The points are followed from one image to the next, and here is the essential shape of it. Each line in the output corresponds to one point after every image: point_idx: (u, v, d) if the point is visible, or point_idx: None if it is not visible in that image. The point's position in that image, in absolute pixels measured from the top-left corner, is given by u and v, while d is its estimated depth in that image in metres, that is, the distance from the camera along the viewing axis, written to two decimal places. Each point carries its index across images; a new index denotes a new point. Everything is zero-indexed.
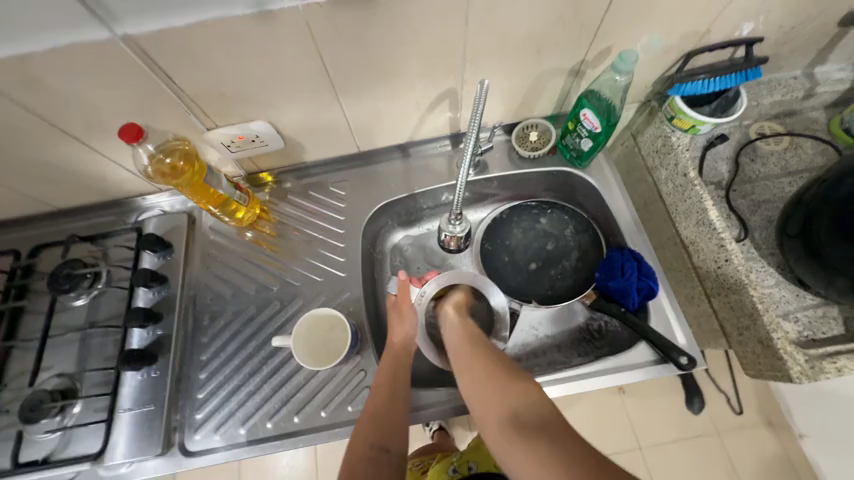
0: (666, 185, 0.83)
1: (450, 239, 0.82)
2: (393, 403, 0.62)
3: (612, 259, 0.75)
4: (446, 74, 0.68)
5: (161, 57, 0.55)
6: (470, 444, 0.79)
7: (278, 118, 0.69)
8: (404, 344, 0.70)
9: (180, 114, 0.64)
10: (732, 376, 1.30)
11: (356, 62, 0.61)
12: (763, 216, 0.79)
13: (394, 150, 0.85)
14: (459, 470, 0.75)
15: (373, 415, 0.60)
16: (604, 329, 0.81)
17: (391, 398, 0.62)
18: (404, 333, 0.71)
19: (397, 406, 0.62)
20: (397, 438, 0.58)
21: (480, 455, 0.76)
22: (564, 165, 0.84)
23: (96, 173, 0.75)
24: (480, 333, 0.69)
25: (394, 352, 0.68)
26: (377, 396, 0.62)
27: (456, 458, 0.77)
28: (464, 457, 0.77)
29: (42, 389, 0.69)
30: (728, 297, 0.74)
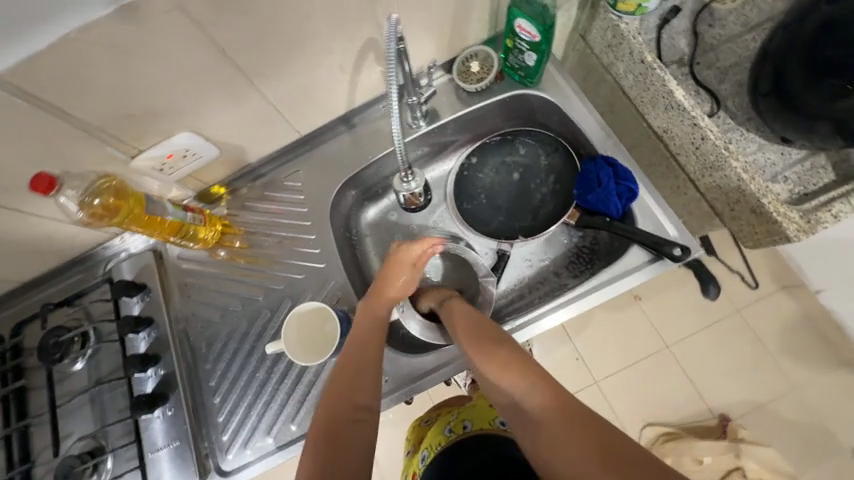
0: (627, 79, 0.77)
1: (411, 198, 0.73)
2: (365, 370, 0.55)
3: (587, 171, 0.72)
4: (359, 23, 0.61)
5: (40, 91, 0.49)
6: (469, 404, 0.72)
7: (200, 124, 0.64)
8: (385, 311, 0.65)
9: (93, 149, 0.59)
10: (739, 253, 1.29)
11: (256, 39, 0.56)
12: (733, 82, 0.74)
13: (338, 124, 0.80)
14: (454, 430, 0.68)
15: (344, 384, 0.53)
16: (596, 245, 0.79)
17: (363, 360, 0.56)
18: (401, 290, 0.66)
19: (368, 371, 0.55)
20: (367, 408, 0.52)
21: (476, 412, 0.68)
22: (516, 88, 0.78)
23: (41, 236, 0.71)
24: (469, 311, 0.64)
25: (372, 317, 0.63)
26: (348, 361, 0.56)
27: (452, 418, 0.70)
28: (461, 416, 0.69)
29: (70, 455, 0.70)
30: (713, 177, 0.71)
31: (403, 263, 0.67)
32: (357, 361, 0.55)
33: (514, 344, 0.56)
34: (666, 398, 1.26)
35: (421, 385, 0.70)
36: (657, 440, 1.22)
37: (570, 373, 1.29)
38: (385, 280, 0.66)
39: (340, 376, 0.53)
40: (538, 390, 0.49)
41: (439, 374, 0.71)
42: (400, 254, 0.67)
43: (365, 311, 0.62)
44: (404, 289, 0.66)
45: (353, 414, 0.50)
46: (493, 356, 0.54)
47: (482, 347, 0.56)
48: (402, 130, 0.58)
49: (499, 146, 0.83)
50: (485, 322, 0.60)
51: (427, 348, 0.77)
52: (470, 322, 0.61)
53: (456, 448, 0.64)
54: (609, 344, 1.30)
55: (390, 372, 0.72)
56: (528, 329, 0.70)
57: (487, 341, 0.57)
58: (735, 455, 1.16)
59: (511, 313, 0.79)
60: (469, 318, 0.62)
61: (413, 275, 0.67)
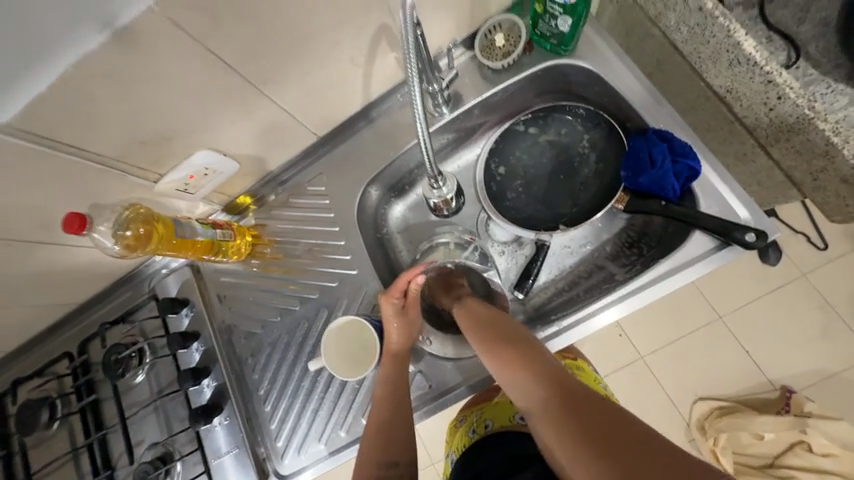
0: (679, 33, 0.66)
1: (440, 205, 0.69)
2: (398, 412, 0.59)
3: (636, 148, 0.65)
4: (367, 9, 0.55)
5: (55, 130, 0.48)
6: (492, 401, 0.70)
7: (216, 140, 0.62)
8: (403, 344, 0.65)
9: (119, 179, 0.59)
10: (809, 213, 1.15)
11: (258, 44, 0.51)
12: (817, 20, 0.61)
13: (356, 122, 0.75)
14: (477, 431, 0.67)
15: (378, 427, 0.58)
16: (646, 230, 0.72)
17: (393, 405, 0.60)
18: (405, 334, 0.65)
19: (400, 414, 0.59)
20: (402, 448, 0.57)
21: (496, 410, 0.67)
22: (547, 59, 0.69)
23: (87, 263, 0.74)
24: (481, 312, 0.61)
25: (393, 353, 0.65)
26: (378, 406, 0.60)
27: (475, 419, 0.70)
28: (483, 416, 0.69)
29: (144, 462, 0.76)
30: (791, 142, 0.61)
31: (392, 313, 0.65)
32: (382, 420, 0.58)
33: (524, 341, 0.54)
34: (723, 373, 1.18)
35: (461, 393, 0.68)
36: (710, 416, 1.15)
37: (616, 353, 1.24)
38: (387, 333, 0.66)
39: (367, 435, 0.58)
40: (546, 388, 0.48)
41: (481, 379, 0.68)
42: (385, 307, 0.65)
43: (382, 368, 0.63)
44: (410, 332, 0.66)
45: (381, 470, 0.55)
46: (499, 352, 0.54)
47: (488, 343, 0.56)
48: (427, 124, 0.53)
49: (533, 127, 0.76)
50: (495, 318, 0.59)
51: None
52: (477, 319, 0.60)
53: (477, 450, 0.63)
54: (657, 321, 1.23)
55: (432, 378, 0.70)
56: (575, 330, 0.65)
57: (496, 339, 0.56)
58: (801, 430, 1.08)
59: (555, 309, 0.74)
60: (478, 315, 0.61)
61: (410, 316, 0.66)
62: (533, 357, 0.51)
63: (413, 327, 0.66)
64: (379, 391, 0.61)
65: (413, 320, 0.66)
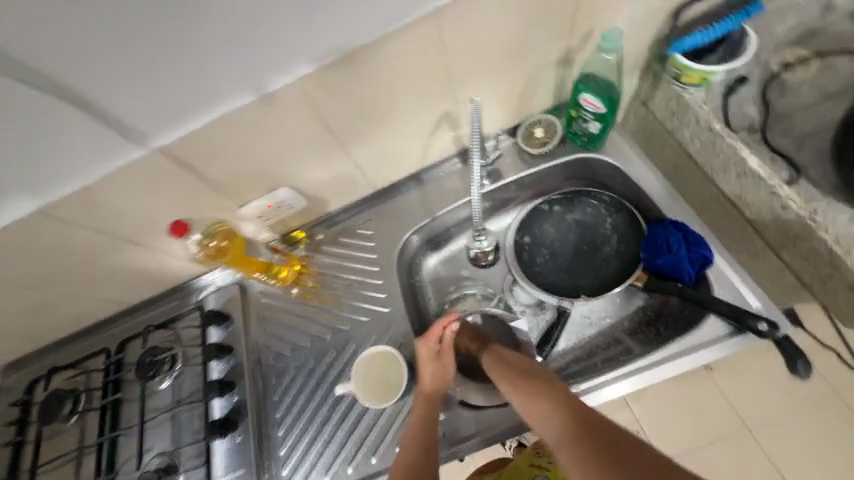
0: (694, 144, 0.78)
1: (479, 255, 0.87)
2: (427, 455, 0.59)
3: (654, 235, 0.72)
4: (440, 99, 0.70)
5: (188, 157, 0.62)
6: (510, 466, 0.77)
7: (297, 180, 0.75)
8: (436, 387, 0.67)
9: (214, 201, 0.71)
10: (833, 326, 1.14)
11: (353, 114, 0.66)
12: (813, 149, 0.72)
13: (409, 182, 0.88)
14: None
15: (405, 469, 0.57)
16: (661, 310, 0.77)
17: (423, 448, 0.59)
18: (439, 376, 0.68)
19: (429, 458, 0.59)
20: None
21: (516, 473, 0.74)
22: (578, 151, 0.82)
23: (157, 268, 0.83)
24: (509, 356, 0.65)
25: (426, 396, 0.66)
26: (408, 446, 0.60)
27: None
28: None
29: (148, 470, 0.77)
30: (798, 248, 0.68)
31: (428, 356, 0.69)
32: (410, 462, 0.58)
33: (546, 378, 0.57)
34: None
35: (473, 445, 0.69)
36: None
37: None
38: (422, 374, 0.68)
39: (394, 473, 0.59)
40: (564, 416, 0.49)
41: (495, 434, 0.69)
42: (422, 349, 0.70)
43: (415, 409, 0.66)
44: (444, 376, 0.68)
45: None
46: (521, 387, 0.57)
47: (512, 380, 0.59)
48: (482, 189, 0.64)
49: (562, 205, 0.86)
50: (520, 360, 0.63)
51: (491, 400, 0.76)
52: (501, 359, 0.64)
53: None
54: (679, 421, 1.16)
55: (447, 426, 0.71)
56: (587, 399, 0.67)
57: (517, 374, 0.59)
58: None
59: (571, 376, 0.76)
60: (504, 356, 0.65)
61: (446, 361, 0.68)
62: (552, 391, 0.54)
63: (447, 371, 0.68)
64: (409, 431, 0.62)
65: (448, 365, 0.69)
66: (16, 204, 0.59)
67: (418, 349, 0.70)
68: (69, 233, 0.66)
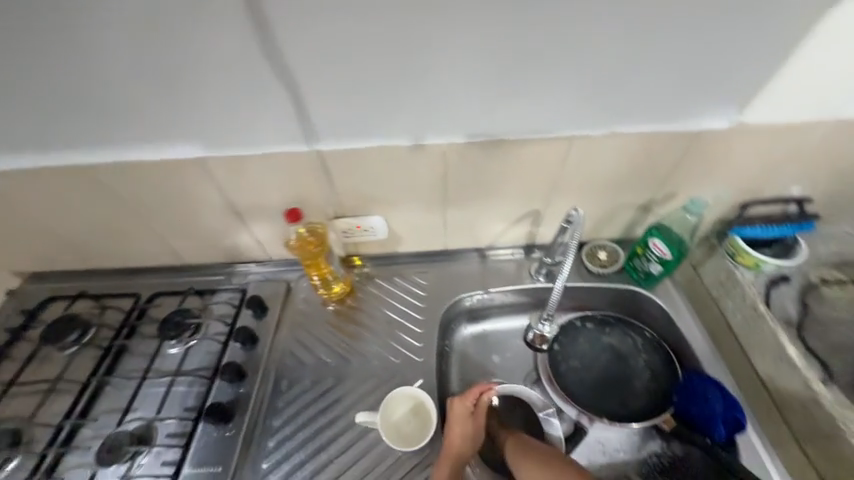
0: (734, 316, 0.85)
1: (537, 338, 0.89)
2: None
3: (693, 384, 0.75)
4: (536, 198, 0.82)
5: (330, 165, 0.74)
6: None
7: (392, 216, 0.85)
8: (463, 447, 0.68)
9: (321, 205, 0.81)
10: None
11: (467, 183, 0.78)
12: (845, 360, 0.79)
13: (473, 253, 0.96)
14: None
15: None
16: (681, 465, 0.75)
17: None
18: (470, 439, 0.69)
19: None
20: None
21: None
22: (631, 284, 0.90)
23: (231, 240, 0.90)
24: (529, 442, 0.69)
25: (451, 455, 0.67)
26: None
27: None
28: None
29: (124, 430, 0.73)
30: (826, 447, 0.69)
31: (462, 414, 0.72)
32: None
33: (566, 462, 0.64)
34: None
35: None
36: None
37: None
38: (451, 435, 0.69)
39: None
40: None
41: None
42: (457, 407, 0.72)
43: (440, 469, 0.66)
44: (472, 441, 0.70)
45: None
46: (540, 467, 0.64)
47: (534, 459, 0.65)
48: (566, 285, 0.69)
49: (597, 325, 0.91)
50: (544, 448, 0.67)
51: None
52: (527, 445, 0.68)
53: None
54: None
55: None
56: None
57: (549, 462, 0.64)
58: None
59: None
60: (530, 444, 0.68)
61: (476, 422, 0.71)
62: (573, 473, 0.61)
63: (474, 434, 0.70)
64: None
65: (480, 428, 0.71)
66: (185, 147, 0.71)
67: (452, 405, 0.73)
68: (199, 182, 0.76)
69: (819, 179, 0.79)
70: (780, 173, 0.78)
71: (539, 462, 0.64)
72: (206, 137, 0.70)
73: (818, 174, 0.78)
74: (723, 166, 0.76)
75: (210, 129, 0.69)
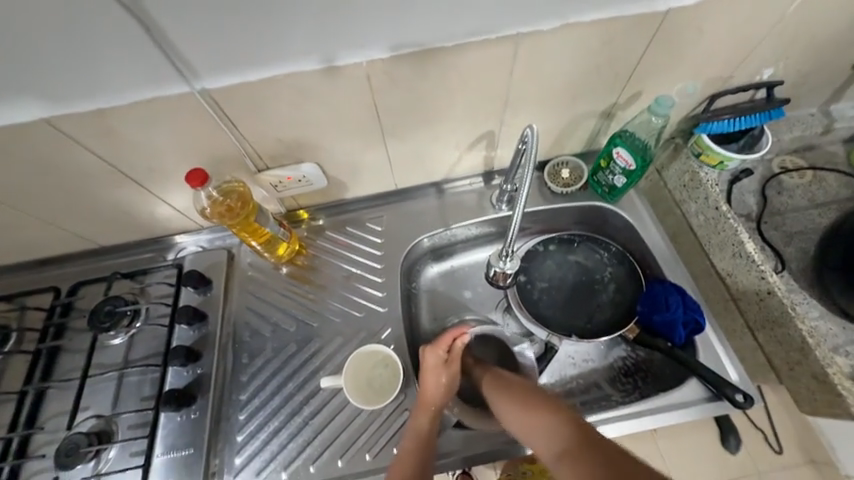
0: (697, 218, 0.84)
1: (499, 277, 0.73)
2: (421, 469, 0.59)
3: (655, 292, 0.76)
4: (487, 117, 0.71)
5: (231, 107, 0.59)
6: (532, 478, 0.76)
7: (326, 159, 0.73)
8: (437, 395, 0.66)
9: (237, 157, 0.68)
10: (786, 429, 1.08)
11: (405, 109, 0.66)
12: (797, 247, 0.80)
13: (429, 188, 0.88)
14: None
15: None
16: (642, 364, 0.81)
17: (419, 464, 0.60)
18: (445, 387, 0.66)
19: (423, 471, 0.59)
20: None
21: None
22: (596, 199, 0.86)
23: (145, 213, 0.77)
24: (508, 378, 0.66)
25: (427, 404, 0.65)
26: (404, 460, 0.61)
27: None
28: None
29: (79, 432, 0.68)
30: (773, 331, 0.74)
31: (435, 364, 0.68)
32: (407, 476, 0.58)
33: (545, 394, 0.60)
34: None
35: (449, 463, 0.68)
36: None
37: None
38: (424, 384, 0.67)
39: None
40: (564, 433, 0.53)
41: (470, 455, 0.68)
42: (430, 357, 0.68)
43: (416, 420, 0.64)
44: (447, 387, 0.67)
45: None
46: (516, 403, 0.61)
47: (510, 396, 0.62)
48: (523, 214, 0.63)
49: (564, 245, 0.88)
50: (519, 380, 0.65)
51: None
52: (503, 381, 0.66)
53: None
54: None
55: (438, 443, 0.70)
56: None
57: (522, 395, 0.61)
58: None
59: None
60: (506, 380, 0.66)
61: (450, 368, 0.67)
62: (551, 406, 0.57)
63: (450, 380, 0.67)
64: (411, 438, 0.63)
65: (454, 374, 0.68)
66: (28, 105, 0.54)
67: (424, 355, 0.69)
68: (70, 149, 0.61)
69: (794, 55, 0.71)
70: (753, 54, 0.69)
71: (512, 397, 0.62)
72: (51, 89, 0.53)
73: (793, 51, 0.70)
74: (691, 53, 0.66)
75: (51, 76, 0.52)
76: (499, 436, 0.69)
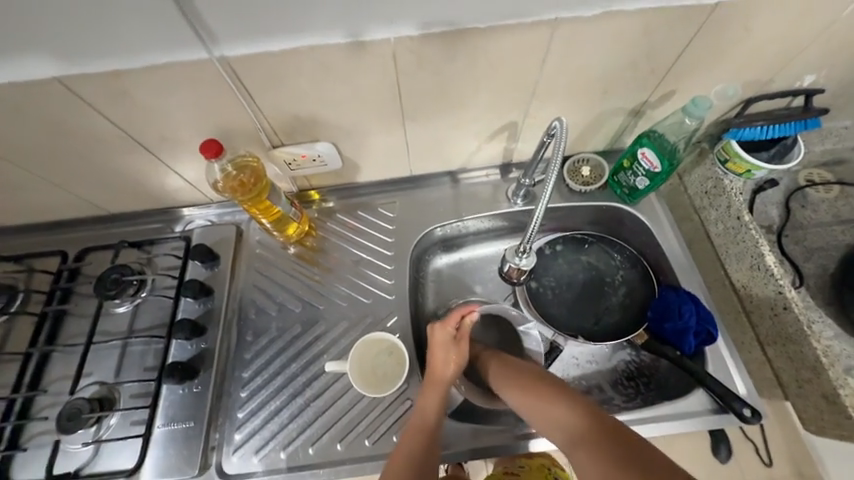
0: (715, 227, 0.82)
1: (513, 272, 0.72)
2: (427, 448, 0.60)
3: (668, 299, 0.75)
4: (512, 107, 0.69)
5: (250, 78, 0.57)
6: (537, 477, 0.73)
7: (343, 140, 0.71)
8: (446, 374, 0.67)
9: (253, 131, 0.66)
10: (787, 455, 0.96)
11: (428, 93, 0.63)
12: (817, 264, 0.78)
13: (444, 177, 0.86)
14: None
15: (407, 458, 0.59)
16: (648, 371, 0.81)
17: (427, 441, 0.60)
18: (453, 363, 0.67)
19: (429, 450, 0.60)
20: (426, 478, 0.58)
21: None
22: (615, 200, 0.83)
23: (155, 182, 0.75)
24: (513, 363, 0.67)
25: (434, 382, 0.66)
26: (410, 436, 0.61)
27: None
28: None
29: (81, 397, 0.68)
30: (786, 347, 0.73)
31: (444, 340, 0.69)
32: (414, 453, 0.59)
33: (554, 381, 0.61)
34: None
35: (449, 455, 0.68)
36: None
37: None
38: (434, 362, 0.68)
39: (401, 456, 0.59)
40: (580, 422, 0.54)
41: (470, 448, 0.68)
42: (439, 333, 0.70)
43: (425, 396, 0.65)
44: (455, 366, 0.67)
45: None
46: (526, 388, 0.61)
47: (517, 380, 0.63)
48: (545, 210, 0.61)
49: (577, 245, 0.86)
50: (522, 364, 0.66)
51: (471, 418, 0.75)
52: (509, 366, 0.66)
53: None
54: None
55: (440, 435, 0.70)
56: None
57: (528, 380, 0.62)
58: None
59: None
60: (512, 364, 0.66)
61: (459, 348, 0.68)
62: (561, 393, 0.58)
63: (458, 360, 0.67)
64: (417, 417, 0.63)
65: (463, 353, 0.68)
66: (40, 62, 0.52)
67: (433, 332, 0.70)
68: (81, 110, 0.59)
69: (838, 64, 0.68)
70: (796, 58, 0.66)
71: (521, 382, 0.62)
72: (66, 47, 0.51)
73: (838, 59, 0.67)
74: (735, 51, 0.63)
75: (66, 34, 0.50)
76: (500, 431, 0.69)
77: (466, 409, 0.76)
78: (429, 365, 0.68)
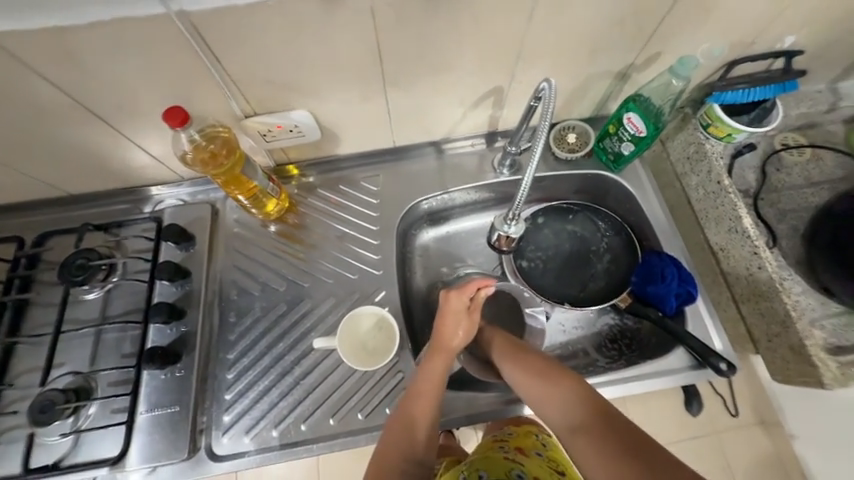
0: (696, 192, 0.83)
1: (502, 241, 0.72)
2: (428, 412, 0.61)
3: (651, 263, 0.77)
4: (497, 70, 0.66)
5: (214, 37, 0.52)
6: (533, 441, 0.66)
7: (320, 108, 0.67)
8: (455, 344, 0.66)
9: (221, 98, 0.61)
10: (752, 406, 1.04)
11: (409, 54, 0.60)
12: (789, 224, 0.81)
13: (428, 147, 0.83)
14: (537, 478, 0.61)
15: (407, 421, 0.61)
16: (631, 333, 0.83)
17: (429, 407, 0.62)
18: (462, 333, 0.66)
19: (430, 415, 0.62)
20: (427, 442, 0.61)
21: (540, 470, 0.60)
22: (600, 168, 0.83)
23: (117, 159, 0.69)
24: (515, 342, 0.67)
25: (442, 351, 0.65)
26: (411, 400, 0.62)
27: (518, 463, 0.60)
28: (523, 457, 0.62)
29: (54, 388, 0.65)
30: (758, 304, 0.77)
31: (458, 309, 0.67)
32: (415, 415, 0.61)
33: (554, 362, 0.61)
34: None
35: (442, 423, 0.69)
36: None
37: None
38: (444, 330, 0.67)
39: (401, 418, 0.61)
40: (577, 406, 0.55)
41: (461, 414, 0.70)
42: (454, 302, 0.67)
43: (430, 363, 0.64)
44: (465, 335, 0.67)
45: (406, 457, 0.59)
46: (525, 368, 0.62)
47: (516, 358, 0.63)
48: (532, 176, 0.60)
49: (563, 214, 0.86)
50: (525, 343, 0.66)
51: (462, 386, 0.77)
52: (511, 344, 0.67)
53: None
54: None
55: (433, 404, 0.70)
56: None
57: (531, 363, 0.62)
58: None
59: None
60: (514, 342, 0.67)
61: (471, 317, 0.67)
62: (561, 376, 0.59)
63: (468, 330, 0.67)
64: (420, 383, 0.63)
65: (474, 323, 0.68)
66: None
67: (447, 301, 0.68)
68: (20, 75, 0.52)
69: (818, 23, 0.68)
70: (779, 18, 0.65)
71: (520, 361, 0.63)
72: None
73: (818, 18, 0.67)
74: (721, 9, 0.62)
75: None
76: (491, 397, 0.70)
77: (457, 378, 0.77)
78: (437, 334, 0.67)
